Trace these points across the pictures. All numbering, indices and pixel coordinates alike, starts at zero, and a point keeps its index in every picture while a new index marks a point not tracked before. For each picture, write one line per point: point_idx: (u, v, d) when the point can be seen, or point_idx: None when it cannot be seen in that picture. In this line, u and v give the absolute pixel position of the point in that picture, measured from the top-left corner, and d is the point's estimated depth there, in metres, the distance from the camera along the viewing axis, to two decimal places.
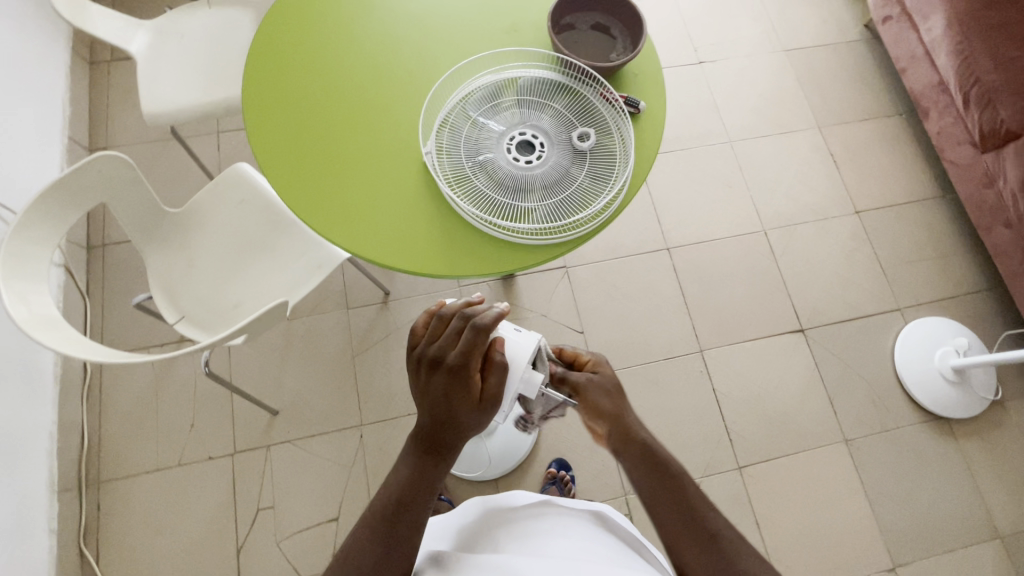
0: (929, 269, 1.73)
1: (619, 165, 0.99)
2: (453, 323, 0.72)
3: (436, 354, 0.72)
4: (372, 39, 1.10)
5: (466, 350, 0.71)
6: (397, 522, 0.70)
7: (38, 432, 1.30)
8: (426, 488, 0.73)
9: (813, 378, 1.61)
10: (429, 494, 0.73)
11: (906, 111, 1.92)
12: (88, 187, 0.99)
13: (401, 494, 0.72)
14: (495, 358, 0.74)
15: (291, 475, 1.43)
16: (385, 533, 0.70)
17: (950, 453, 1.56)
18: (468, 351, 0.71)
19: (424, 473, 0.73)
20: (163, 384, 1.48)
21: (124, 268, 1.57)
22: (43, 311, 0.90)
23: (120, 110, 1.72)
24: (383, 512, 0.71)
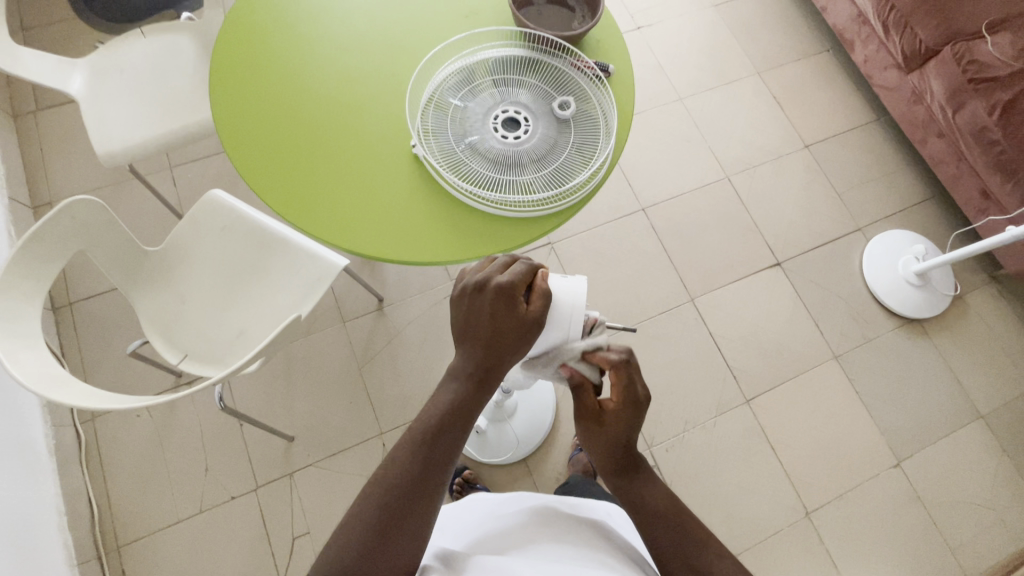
0: (878, 187, 1.87)
1: (602, 128, 1.02)
2: (502, 259, 0.72)
3: (480, 278, 0.69)
4: (334, 41, 1.08)
5: (511, 275, 0.69)
6: (436, 445, 0.66)
7: (43, 507, 1.23)
8: (465, 414, 0.68)
9: (797, 305, 1.71)
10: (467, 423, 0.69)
11: (832, 46, 2.05)
12: (66, 238, 0.95)
13: (440, 419, 0.67)
14: (539, 283, 0.71)
15: (320, 497, 1.41)
16: (424, 457, 0.65)
17: (927, 349, 1.70)
18: (515, 277, 0.69)
19: (467, 402, 0.69)
20: (166, 433, 1.42)
21: (99, 323, 1.49)
22: (47, 368, 0.86)
23: (57, 160, 1.61)
24: (423, 432, 0.66)
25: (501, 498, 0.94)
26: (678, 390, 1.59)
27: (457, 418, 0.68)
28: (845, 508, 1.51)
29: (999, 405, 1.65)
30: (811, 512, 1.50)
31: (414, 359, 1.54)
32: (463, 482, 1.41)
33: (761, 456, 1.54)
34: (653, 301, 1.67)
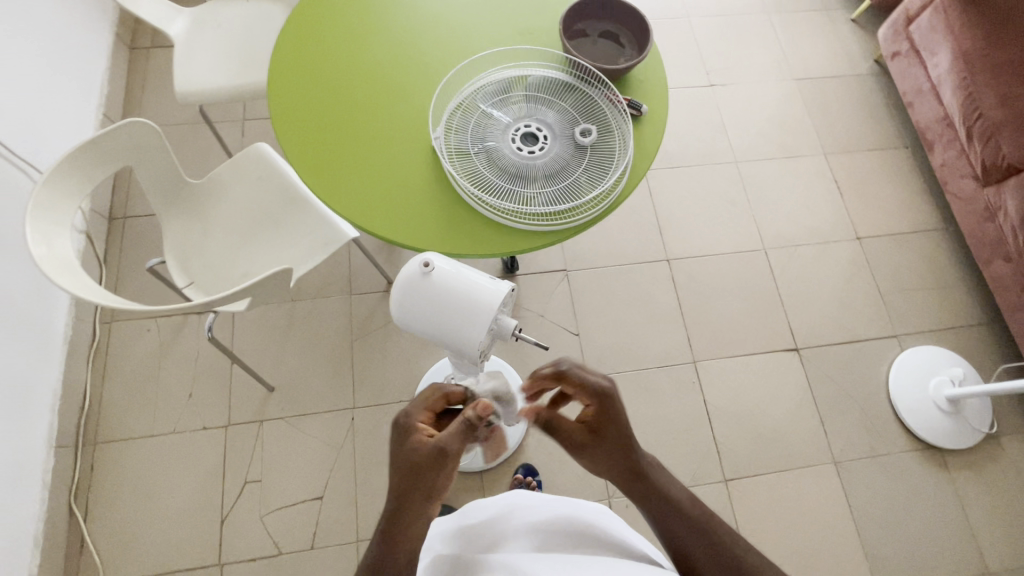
0: (928, 299, 1.74)
1: (617, 161, 1.03)
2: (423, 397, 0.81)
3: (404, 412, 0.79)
4: (395, 32, 1.17)
5: (409, 407, 0.79)
6: (392, 529, 0.72)
7: (42, 387, 1.35)
8: (418, 504, 0.73)
9: (805, 396, 1.61)
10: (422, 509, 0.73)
11: (912, 143, 1.95)
12: (117, 151, 1.06)
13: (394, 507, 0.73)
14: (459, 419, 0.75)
15: (281, 451, 1.46)
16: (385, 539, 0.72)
17: (942, 483, 1.54)
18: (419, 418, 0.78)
19: (399, 513, 0.72)
20: (166, 353, 1.53)
21: (142, 240, 1.64)
22: (63, 256, 0.96)
23: (153, 92, 1.81)
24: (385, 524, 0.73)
25: (501, 498, 0.95)
26: (655, 448, 1.52)
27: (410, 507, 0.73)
28: None
29: (1014, 567, 1.46)
30: None
31: (404, 346, 1.58)
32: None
33: None
34: (653, 352, 1.63)
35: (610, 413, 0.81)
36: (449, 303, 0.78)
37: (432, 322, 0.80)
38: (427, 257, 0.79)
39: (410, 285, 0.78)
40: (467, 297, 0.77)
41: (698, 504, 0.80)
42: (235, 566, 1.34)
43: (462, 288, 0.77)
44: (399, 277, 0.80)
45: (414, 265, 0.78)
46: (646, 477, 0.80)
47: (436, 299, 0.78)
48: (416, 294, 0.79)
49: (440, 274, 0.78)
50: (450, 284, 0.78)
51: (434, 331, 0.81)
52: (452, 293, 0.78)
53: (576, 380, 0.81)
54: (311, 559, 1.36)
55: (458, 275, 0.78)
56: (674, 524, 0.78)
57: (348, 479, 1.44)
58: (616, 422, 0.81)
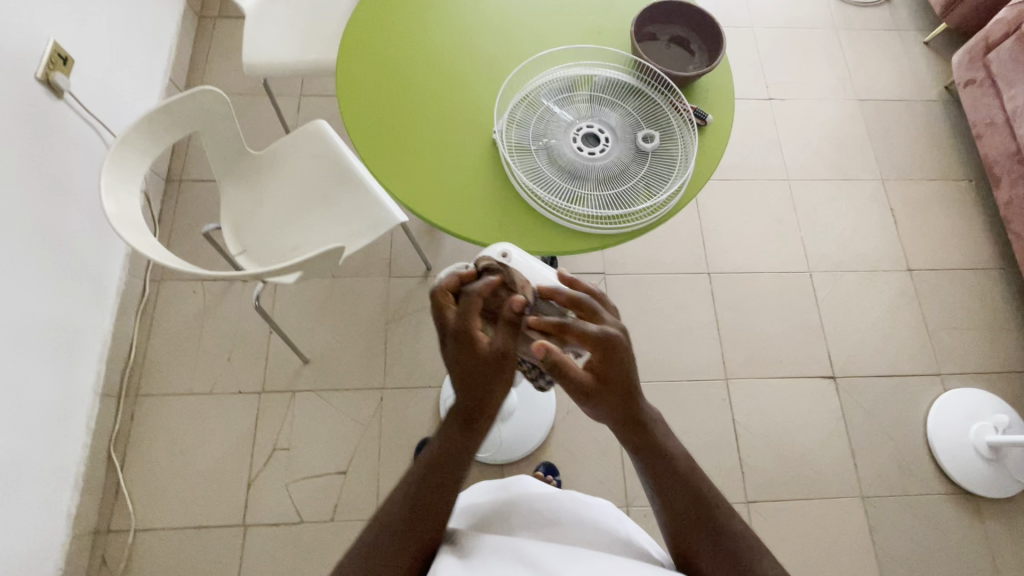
0: (977, 339, 1.68)
1: (677, 169, 1.02)
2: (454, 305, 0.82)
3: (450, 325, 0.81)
4: (464, 21, 1.17)
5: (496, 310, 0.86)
6: (438, 467, 0.76)
7: (93, 336, 1.41)
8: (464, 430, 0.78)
9: (837, 426, 1.57)
10: (456, 475, 0.76)
11: (976, 176, 1.88)
12: (188, 116, 1.10)
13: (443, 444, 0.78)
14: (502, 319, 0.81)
15: (310, 422, 1.49)
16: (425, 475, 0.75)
17: (974, 531, 1.49)
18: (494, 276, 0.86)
19: (460, 436, 0.78)
20: (209, 314, 1.58)
21: (195, 204, 1.69)
22: (129, 214, 1.00)
23: (217, 61, 1.86)
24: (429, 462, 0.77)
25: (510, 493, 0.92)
26: None
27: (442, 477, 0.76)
28: None
29: None
30: None
31: (437, 332, 1.60)
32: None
33: None
34: (685, 364, 1.61)
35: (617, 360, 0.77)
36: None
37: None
38: (506, 249, 0.95)
39: None
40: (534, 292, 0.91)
41: (697, 468, 0.79)
42: (257, 528, 1.39)
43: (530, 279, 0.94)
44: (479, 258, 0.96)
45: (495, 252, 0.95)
46: (642, 427, 0.79)
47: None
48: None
49: (514, 263, 0.94)
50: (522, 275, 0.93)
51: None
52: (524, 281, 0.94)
53: (581, 329, 0.77)
54: (330, 531, 1.39)
55: (530, 269, 0.95)
56: (667, 477, 0.77)
57: (372, 457, 1.47)
58: (623, 372, 0.77)
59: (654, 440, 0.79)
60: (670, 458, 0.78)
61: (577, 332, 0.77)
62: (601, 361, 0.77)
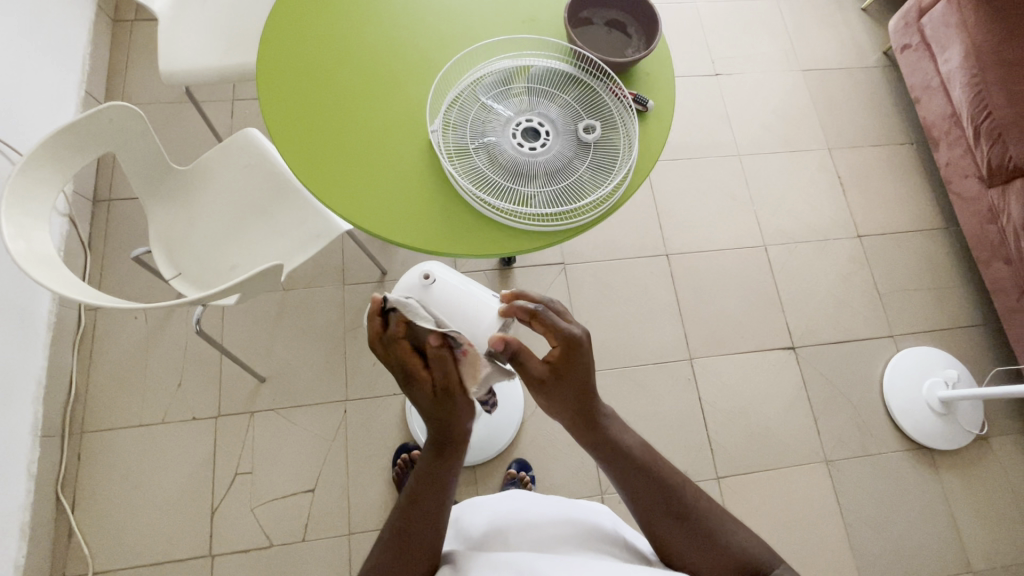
0: (925, 299, 1.73)
1: (621, 159, 1.00)
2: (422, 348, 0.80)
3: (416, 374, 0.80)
4: (391, 14, 1.11)
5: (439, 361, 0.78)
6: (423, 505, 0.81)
7: (26, 376, 1.32)
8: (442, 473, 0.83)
9: (799, 395, 1.61)
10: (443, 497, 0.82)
11: (917, 139, 1.92)
12: (98, 136, 1.01)
13: (424, 479, 0.83)
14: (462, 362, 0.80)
15: (271, 442, 1.44)
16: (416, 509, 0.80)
17: (931, 483, 1.56)
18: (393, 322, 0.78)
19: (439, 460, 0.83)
20: (154, 341, 1.49)
21: (128, 225, 1.59)
22: (41, 250, 0.92)
23: (137, 69, 1.73)
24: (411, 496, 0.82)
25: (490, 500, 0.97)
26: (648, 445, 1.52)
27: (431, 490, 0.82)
28: None
29: (994, 565, 1.49)
30: None
31: None
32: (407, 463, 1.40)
33: None
34: (650, 348, 1.62)
35: (582, 347, 0.79)
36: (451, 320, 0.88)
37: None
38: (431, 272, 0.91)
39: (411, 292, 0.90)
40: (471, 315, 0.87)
41: (654, 455, 0.84)
42: (226, 558, 1.34)
43: (459, 299, 0.88)
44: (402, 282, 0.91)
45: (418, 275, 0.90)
46: (597, 425, 0.84)
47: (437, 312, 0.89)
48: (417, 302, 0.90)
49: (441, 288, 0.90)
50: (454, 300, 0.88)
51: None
52: (454, 304, 0.88)
53: (554, 328, 0.78)
54: (303, 551, 1.36)
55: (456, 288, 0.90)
56: (626, 471, 0.82)
57: (339, 472, 1.43)
58: (583, 364, 0.80)
59: (609, 435, 0.83)
60: (626, 451, 0.83)
61: (547, 326, 0.78)
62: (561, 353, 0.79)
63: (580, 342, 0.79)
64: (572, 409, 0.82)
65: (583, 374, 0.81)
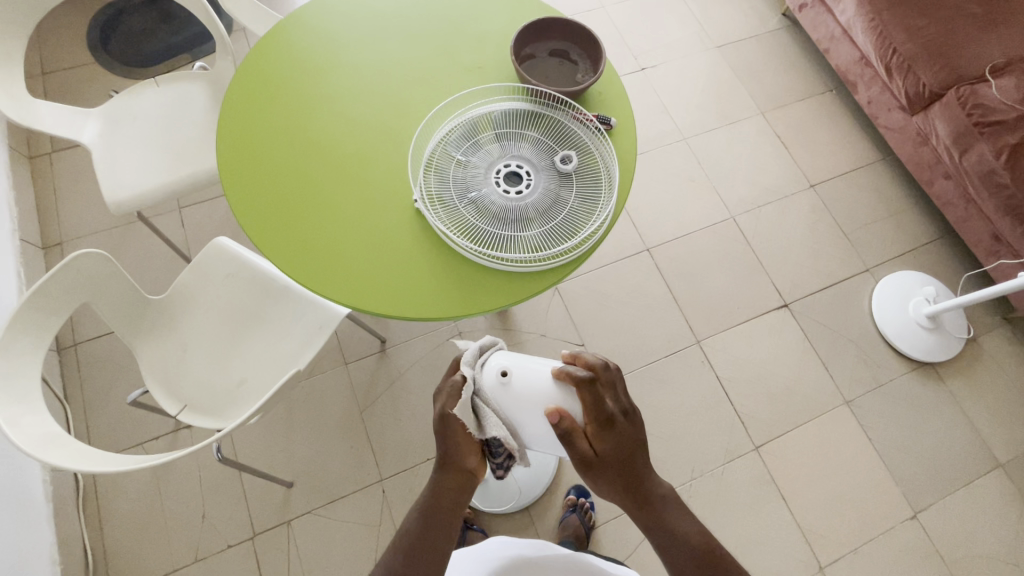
0: (885, 228, 1.85)
1: (604, 181, 1.02)
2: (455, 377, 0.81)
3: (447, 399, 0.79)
4: (340, 95, 1.11)
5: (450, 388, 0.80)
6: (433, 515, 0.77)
7: (39, 558, 1.21)
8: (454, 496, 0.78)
9: (805, 347, 1.68)
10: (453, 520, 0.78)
11: (834, 86, 2.07)
12: (69, 291, 0.96)
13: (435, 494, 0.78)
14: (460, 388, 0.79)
15: (318, 547, 1.37)
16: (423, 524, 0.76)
17: (941, 396, 1.65)
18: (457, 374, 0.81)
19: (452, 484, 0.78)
20: (164, 478, 1.40)
21: (103, 364, 1.49)
22: (42, 429, 0.86)
23: (69, 201, 1.64)
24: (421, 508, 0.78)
25: (505, 542, 1.00)
26: (684, 435, 1.55)
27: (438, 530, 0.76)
28: (861, 561, 1.46)
29: (1017, 455, 1.60)
30: (824, 566, 1.44)
31: (416, 404, 1.52)
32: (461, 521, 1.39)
33: (771, 507, 1.49)
34: (658, 343, 1.65)
35: (620, 420, 0.77)
36: (530, 409, 0.77)
37: (516, 427, 0.79)
38: (503, 365, 0.79)
39: (490, 396, 0.77)
40: (544, 391, 0.76)
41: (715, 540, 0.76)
42: None
43: (540, 387, 0.77)
44: (476, 387, 0.79)
45: (492, 376, 0.78)
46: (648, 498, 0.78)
47: (521, 410, 0.77)
48: (498, 407, 0.78)
49: (519, 379, 0.78)
50: (532, 384, 0.77)
51: (514, 438, 0.81)
52: (526, 392, 0.77)
53: (595, 400, 0.75)
54: None
55: (530, 369, 0.78)
56: (668, 538, 0.76)
57: None
58: (620, 439, 0.77)
59: (663, 514, 0.77)
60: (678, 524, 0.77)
61: (589, 399, 0.75)
62: (600, 426, 0.75)
63: (617, 415, 0.77)
64: (621, 487, 0.77)
65: (628, 448, 0.77)
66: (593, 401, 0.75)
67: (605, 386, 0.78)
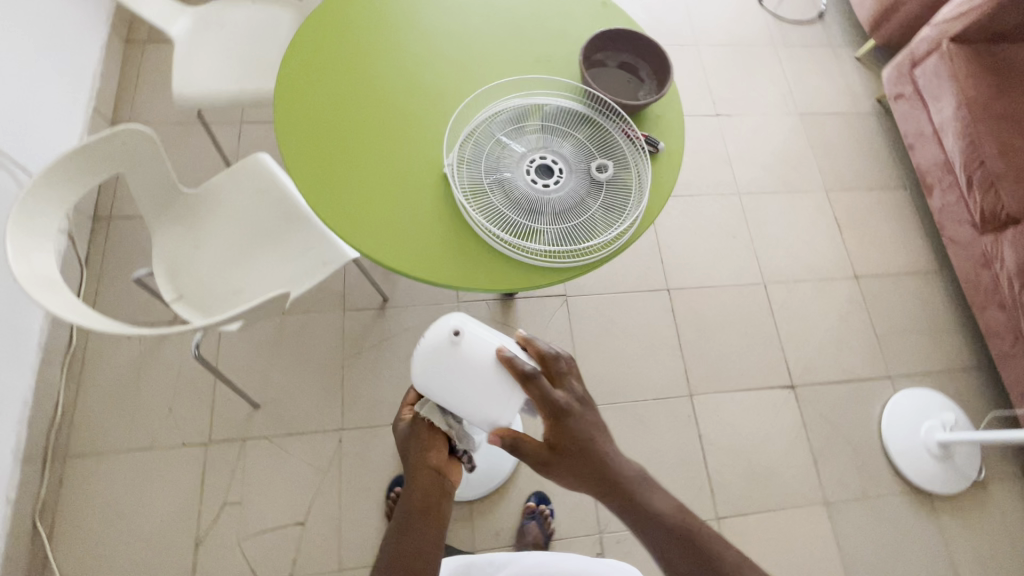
0: (921, 341, 1.75)
1: (633, 200, 1.01)
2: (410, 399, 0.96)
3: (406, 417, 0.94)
4: (410, 50, 1.13)
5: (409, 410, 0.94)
6: (419, 513, 0.80)
7: (13, 397, 1.27)
8: (440, 492, 0.83)
9: (800, 434, 1.60)
10: (439, 513, 0.81)
11: (910, 184, 1.98)
12: (109, 157, 1.01)
13: (419, 493, 0.82)
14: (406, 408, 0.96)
15: (264, 473, 1.40)
16: (413, 522, 0.79)
17: (931, 529, 1.54)
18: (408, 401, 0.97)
19: (435, 480, 0.84)
20: (148, 362, 1.46)
21: (127, 242, 1.57)
22: (43, 271, 0.90)
23: (148, 88, 1.75)
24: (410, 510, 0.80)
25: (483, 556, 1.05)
26: None
27: (428, 526, 0.79)
28: None
29: None
30: None
31: (398, 368, 1.54)
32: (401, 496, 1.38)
33: None
34: (651, 385, 1.61)
35: (574, 412, 0.76)
36: (467, 374, 0.78)
37: (455, 391, 0.78)
38: (457, 325, 0.79)
39: (438, 351, 0.78)
40: (490, 365, 0.78)
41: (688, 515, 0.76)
42: None
43: (486, 360, 0.78)
44: (426, 341, 0.79)
45: (444, 331, 0.78)
46: (622, 492, 0.76)
47: (463, 373, 0.78)
48: (443, 362, 0.78)
49: (469, 343, 0.78)
50: (479, 355, 0.78)
51: (445, 399, 0.79)
52: (472, 361, 0.78)
53: (546, 388, 0.76)
54: None
55: (483, 343, 0.79)
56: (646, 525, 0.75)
57: (332, 503, 1.39)
58: (577, 435, 0.75)
59: (637, 499, 0.76)
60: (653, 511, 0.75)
61: (538, 393, 0.75)
62: (552, 421, 0.76)
63: (570, 405, 0.76)
64: (590, 481, 0.76)
65: (584, 443, 0.76)
66: (542, 395, 0.76)
67: (554, 378, 0.79)
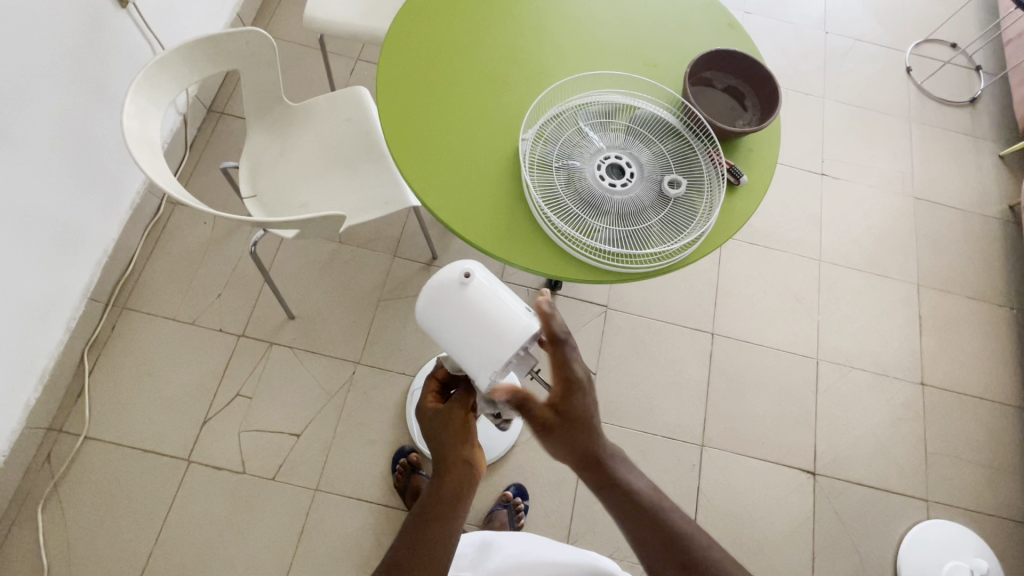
0: (974, 475, 1.58)
1: (696, 223, 0.98)
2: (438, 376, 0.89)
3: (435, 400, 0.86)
4: (524, 24, 1.15)
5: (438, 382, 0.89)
6: (437, 507, 0.73)
7: (97, 241, 1.42)
8: (465, 488, 0.75)
9: (806, 524, 1.49)
10: (458, 511, 0.73)
11: (1017, 306, 1.78)
12: (231, 53, 1.10)
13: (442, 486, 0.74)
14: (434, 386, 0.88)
15: (279, 379, 1.48)
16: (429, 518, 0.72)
17: None
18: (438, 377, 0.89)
19: (464, 475, 0.76)
20: (213, 248, 1.59)
21: (228, 139, 1.70)
22: (148, 133, 1.00)
23: (287, 9, 1.89)
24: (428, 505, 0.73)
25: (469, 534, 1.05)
26: None
27: (445, 526, 0.71)
28: None
29: None
30: None
31: None
32: (408, 465, 1.40)
33: None
34: (663, 421, 1.56)
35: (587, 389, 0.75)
36: (467, 318, 0.77)
37: (454, 334, 0.78)
38: (469, 269, 0.79)
39: (444, 289, 0.78)
40: (491, 316, 0.76)
41: (659, 491, 0.74)
42: (200, 468, 1.38)
43: (488, 308, 0.76)
44: (436, 278, 0.80)
45: (455, 272, 0.79)
46: (603, 470, 0.74)
47: (464, 315, 0.77)
48: (446, 301, 0.78)
49: (476, 288, 0.78)
50: (484, 302, 0.77)
51: (442, 339, 0.80)
52: (474, 306, 0.77)
53: (567, 354, 0.75)
54: (269, 490, 1.38)
55: (491, 292, 0.78)
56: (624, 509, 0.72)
57: (328, 426, 1.45)
58: (582, 411, 0.74)
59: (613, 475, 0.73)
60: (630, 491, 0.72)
61: (559, 359, 0.75)
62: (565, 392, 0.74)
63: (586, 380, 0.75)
64: (580, 455, 0.73)
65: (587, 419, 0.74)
66: (563, 362, 0.75)
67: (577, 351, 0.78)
